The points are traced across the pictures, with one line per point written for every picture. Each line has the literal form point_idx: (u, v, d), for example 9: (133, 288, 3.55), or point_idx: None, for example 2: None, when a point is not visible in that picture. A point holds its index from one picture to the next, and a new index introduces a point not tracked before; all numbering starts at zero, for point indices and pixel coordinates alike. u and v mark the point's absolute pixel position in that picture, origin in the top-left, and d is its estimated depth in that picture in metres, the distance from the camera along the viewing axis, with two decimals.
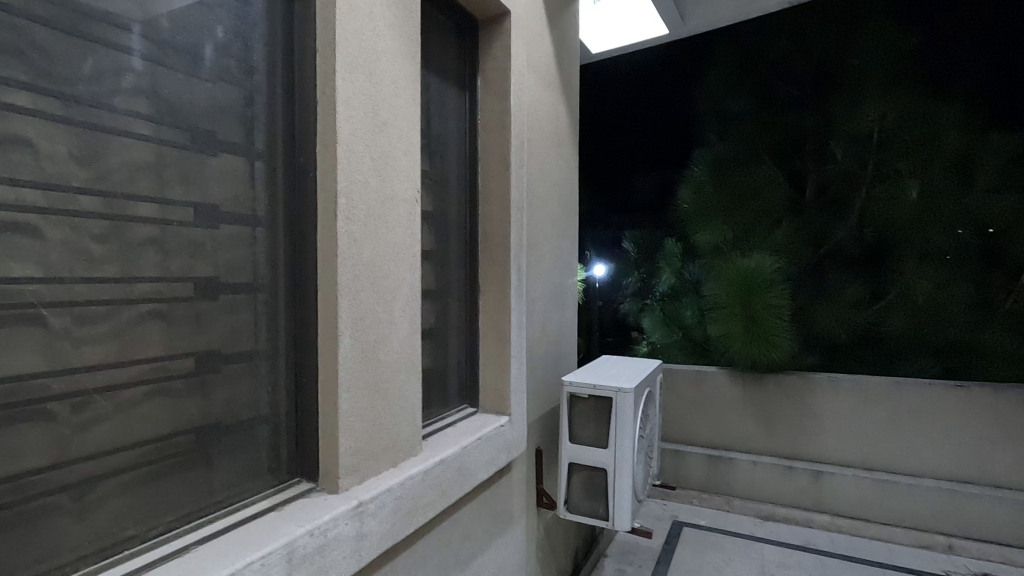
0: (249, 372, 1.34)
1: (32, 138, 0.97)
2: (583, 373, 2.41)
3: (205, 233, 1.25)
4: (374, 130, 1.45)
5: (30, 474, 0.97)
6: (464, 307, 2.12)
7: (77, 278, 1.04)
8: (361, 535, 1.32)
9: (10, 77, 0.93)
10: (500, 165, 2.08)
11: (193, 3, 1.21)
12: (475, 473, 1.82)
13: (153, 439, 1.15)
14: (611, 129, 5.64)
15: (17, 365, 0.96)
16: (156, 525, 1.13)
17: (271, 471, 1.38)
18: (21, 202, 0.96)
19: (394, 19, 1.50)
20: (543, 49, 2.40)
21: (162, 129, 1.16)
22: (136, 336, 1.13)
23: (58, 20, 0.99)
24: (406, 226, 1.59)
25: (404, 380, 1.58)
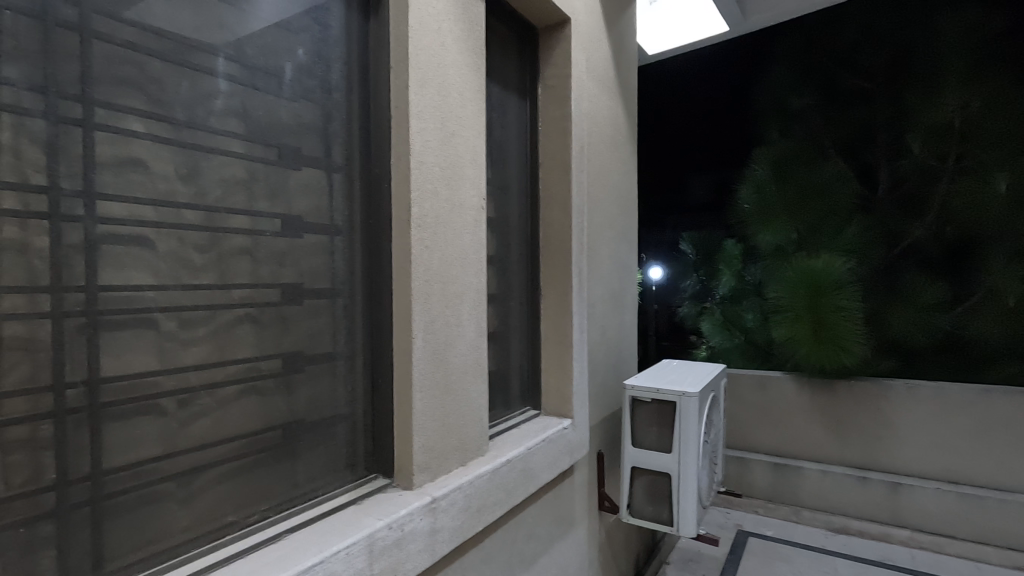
0: (329, 371, 1.42)
1: (145, 159, 1.08)
2: (644, 376, 2.39)
3: (291, 242, 1.34)
4: (443, 141, 1.51)
5: (146, 462, 1.07)
6: (526, 311, 2.16)
7: (184, 286, 1.14)
8: (435, 530, 1.38)
9: (129, 106, 1.05)
10: (561, 170, 2.11)
11: (279, 30, 1.31)
12: (540, 474, 1.85)
13: (246, 433, 1.24)
14: (667, 130, 5.50)
15: (135, 364, 1.07)
16: (252, 512, 1.23)
17: (349, 466, 1.45)
18: (140, 219, 1.07)
19: (460, 33, 1.56)
20: (602, 54, 2.42)
21: (253, 147, 1.26)
22: (232, 338, 1.23)
23: (166, 51, 1.10)
24: (473, 232, 1.63)
25: (471, 382, 1.62)
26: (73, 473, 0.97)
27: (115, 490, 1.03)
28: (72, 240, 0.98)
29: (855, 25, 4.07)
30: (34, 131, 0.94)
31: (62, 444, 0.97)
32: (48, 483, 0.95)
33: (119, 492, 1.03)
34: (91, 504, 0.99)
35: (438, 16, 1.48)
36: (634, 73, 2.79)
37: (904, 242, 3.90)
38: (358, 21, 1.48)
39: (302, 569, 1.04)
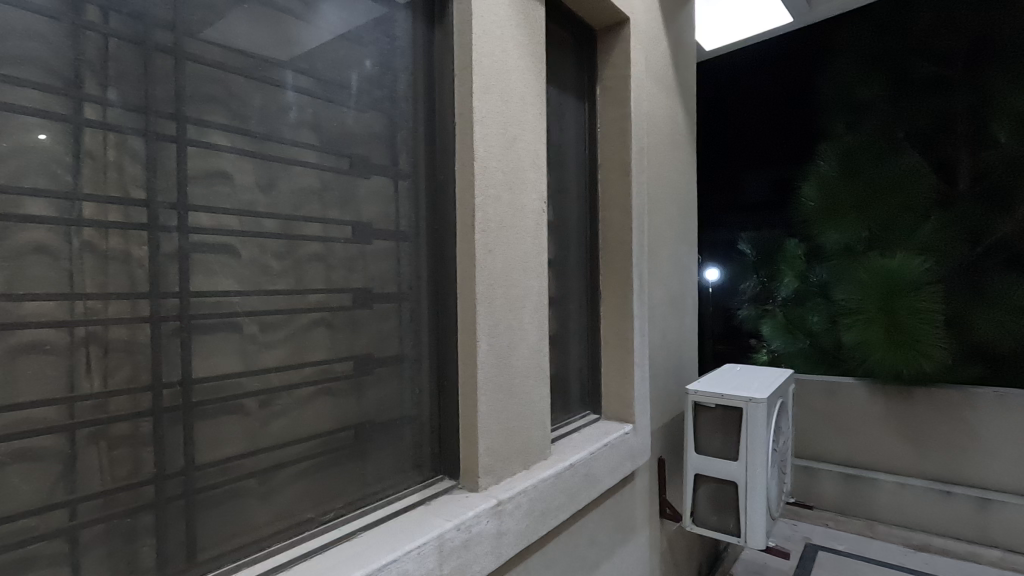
0: (396, 374, 1.46)
1: (229, 171, 1.14)
2: (708, 381, 2.33)
3: (360, 247, 1.38)
4: (505, 146, 1.52)
5: (231, 459, 1.13)
6: (585, 314, 2.14)
7: (264, 291, 1.20)
8: (501, 533, 1.38)
9: (214, 121, 1.11)
10: (621, 172, 2.08)
11: (348, 42, 1.36)
12: (602, 479, 1.83)
13: (320, 433, 1.29)
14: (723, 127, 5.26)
15: (221, 365, 1.13)
16: (328, 510, 1.27)
17: (416, 467, 1.48)
18: (225, 228, 1.13)
19: (522, 39, 1.57)
20: (661, 52, 2.38)
21: (324, 156, 1.31)
22: (307, 342, 1.28)
23: (249, 68, 1.16)
24: (534, 236, 1.63)
25: (534, 385, 1.63)
26: (169, 468, 1.04)
27: (206, 484, 1.09)
28: (167, 249, 1.05)
29: (931, 9, 3.83)
30: (134, 149, 1.01)
31: (159, 440, 1.03)
32: (147, 476, 1.02)
33: (209, 487, 1.09)
34: (184, 497, 1.05)
35: (501, 23, 1.50)
36: (692, 71, 2.73)
37: (987, 240, 3.61)
38: (424, 30, 1.51)
39: (378, 567, 1.07)
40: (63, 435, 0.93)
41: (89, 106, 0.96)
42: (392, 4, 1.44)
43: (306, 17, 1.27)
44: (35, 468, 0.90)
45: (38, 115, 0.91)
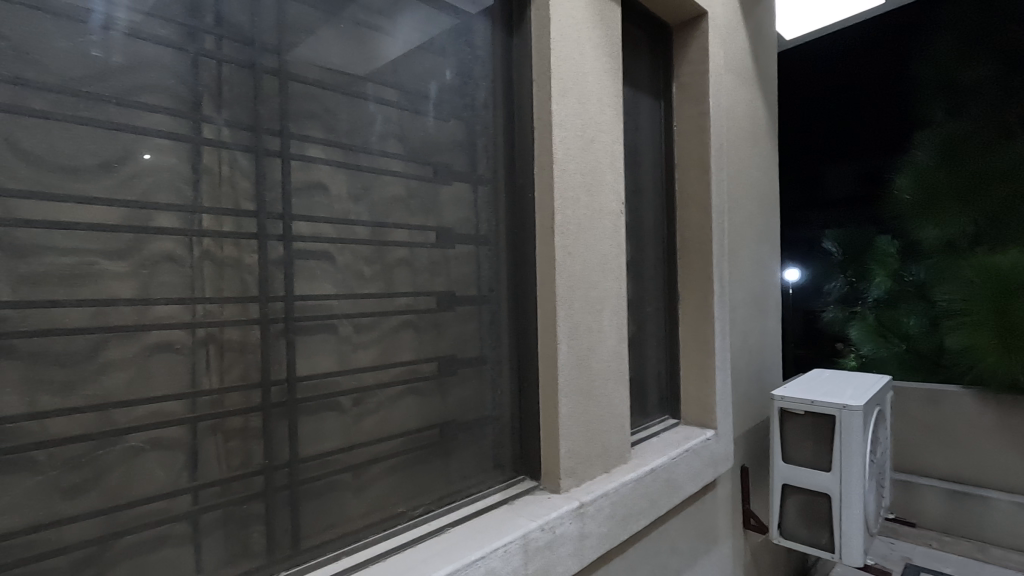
0: (477, 375, 1.49)
1: (325, 182, 1.21)
2: (795, 387, 2.21)
3: (443, 252, 1.43)
4: (583, 148, 1.52)
5: (330, 454, 1.20)
6: (662, 316, 2.10)
7: (357, 295, 1.26)
8: (583, 535, 1.38)
9: (313, 135, 1.19)
10: (700, 170, 2.02)
11: (429, 54, 1.41)
12: (683, 486, 1.79)
13: (408, 431, 1.35)
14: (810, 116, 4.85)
15: (320, 364, 1.20)
16: (417, 505, 1.32)
17: (497, 467, 1.50)
18: (323, 235, 1.20)
19: (598, 40, 1.57)
20: (739, 44, 2.30)
21: (408, 165, 1.36)
22: (395, 343, 1.34)
23: (339, 84, 1.23)
24: (613, 237, 1.61)
25: (614, 389, 1.61)
26: (276, 460, 1.12)
27: (308, 476, 1.16)
28: (273, 256, 1.13)
29: None
30: (245, 165, 1.09)
31: (267, 433, 1.11)
32: (257, 467, 1.10)
33: (311, 479, 1.17)
34: (289, 487, 1.13)
35: (578, 26, 1.50)
36: (773, 64, 2.61)
37: None
38: (503, 38, 1.54)
39: (467, 562, 1.09)
40: (185, 427, 1.02)
41: (206, 127, 1.05)
42: (470, 15, 1.47)
43: (392, 34, 1.34)
44: (163, 457, 0.99)
45: (163, 137, 1.00)
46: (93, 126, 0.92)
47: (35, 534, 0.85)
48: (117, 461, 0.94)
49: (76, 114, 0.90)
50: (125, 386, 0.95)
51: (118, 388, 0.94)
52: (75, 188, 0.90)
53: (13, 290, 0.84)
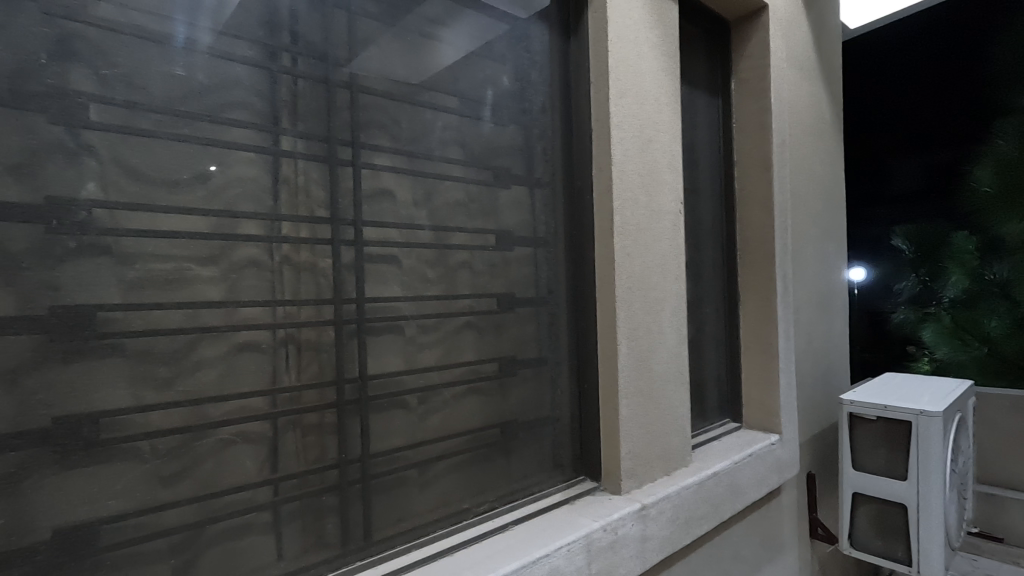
0: (536, 376, 1.50)
1: (393, 189, 1.26)
2: (865, 392, 2.12)
3: (503, 255, 1.46)
4: (642, 148, 1.51)
5: (398, 450, 1.25)
6: (721, 318, 2.05)
7: (422, 297, 1.31)
8: (645, 538, 1.37)
9: (381, 144, 1.25)
10: (761, 167, 1.97)
11: (488, 60, 1.44)
12: (746, 491, 1.74)
13: (470, 430, 1.38)
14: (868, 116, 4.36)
15: (389, 364, 1.25)
16: (482, 502, 1.35)
17: (557, 467, 1.51)
18: (391, 240, 1.26)
19: (656, 39, 1.56)
20: (802, 36, 2.22)
21: (468, 171, 1.40)
22: (458, 344, 1.37)
23: (402, 94, 1.28)
24: (672, 237, 1.60)
25: (674, 392, 1.59)
26: (349, 454, 1.18)
27: (378, 471, 1.21)
28: (346, 260, 1.19)
29: None
30: (320, 174, 1.16)
31: (341, 429, 1.17)
32: (333, 461, 1.15)
33: (381, 474, 1.22)
34: (361, 481, 1.19)
35: (635, 27, 1.50)
36: (838, 55, 2.50)
37: None
38: (561, 42, 1.55)
39: (532, 559, 1.11)
40: (268, 422, 1.08)
41: (284, 139, 1.11)
42: (521, 20, 1.48)
43: (453, 44, 1.38)
44: (249, 449, 1.05)
45: (248, 150, 1.07)
46: (187, 142, 0.99)
47: (142, 517, 0.92)
48: (209, 452, 1.01)
49: (173, 131, 0.97)
50: (216, 382, 1.02)
51: (211, 384, 1.01)
52: (172, 199, 0.97)
53: (123, 294, 0.92)
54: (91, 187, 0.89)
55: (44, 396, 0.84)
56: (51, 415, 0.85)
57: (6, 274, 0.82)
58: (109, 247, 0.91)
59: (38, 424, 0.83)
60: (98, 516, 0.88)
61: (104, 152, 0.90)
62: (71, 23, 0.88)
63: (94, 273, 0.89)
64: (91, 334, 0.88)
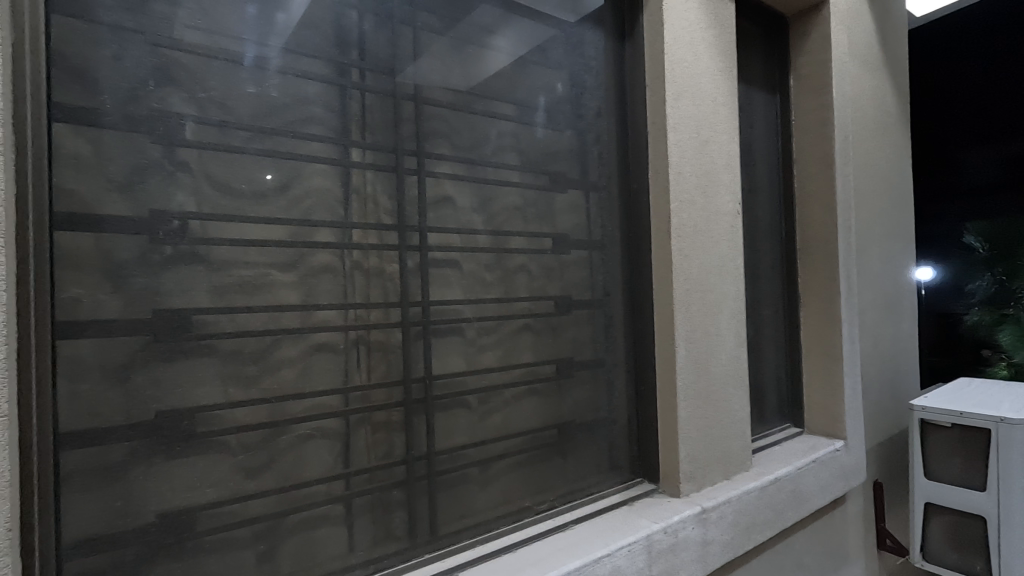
0: (592, 379, 1.51)
1: (454, 196, 1.31)
2: (938, 398, 2.02)
3: (559, 258, 1.48)
4: (698, 149, 1.50)
5: (461, 448, 1.29)
6: (780, 321, 2.00)
7: (481, 300, 1.35)
8: (706, 541, 1.36)
9: (442, 153, 1.29)
10: (822, 166, 1.92)
11: (542, 67, 1.46)
12: (810, 498, 1.69)
13: (529, 430, 1.41)
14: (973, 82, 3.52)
15: (451, 364, 1.29)
16: (541, 501, 1.38)
17: (614, 468, 1.52)
18: (453, 244, 1.30)
19: (712, 40, 1.55)
20: (865, 28, 2.14)
21: (525, 176, 1.43)
22: (516, 346, 1.40)
23: (461, 103, 1.33)
24: (730, 238, 1.58)
25: (733, 395, 1.57)
26: (415, 451, 1.23)
27: (443, 467, 1.26)
28: (411, 265, 1.24)
29: None
30: (388, 183, 1.21)
31: (407, 426, 1.22)
32: (400, 458, 1.20)
33: (445, 471, 1.26)
34: (427, 477, 1.23)
35: (691, 28, 1.50)
36: (904, 45, 2.40)
37: None
38: (614, 47, 1.56)
39: (593, 558, 1.12)
40: (340, 419, 1.14)
41: (354, 150, 1.17)
42: (573, 26, 1.50)
43: (510, 52, 1.41)
44: (325, 444, 1.12)
45: (322, 162, 1.13)
46: (269, 156, 1.06)
47: (233, 505, 1.00)
48: (290, 447, 1.07)
49: (258, 147, 1.05)
50: (295, 380, 1.08)
51: (291, 382, 1.08)
52: (258, 210, 1.05)
53: (213, 299, 0.99)
54: (187, 201, 0.97)
55: (149, 391, 0.92)
56: (155, 409, 0.93)
57: (118, 281, 0.90)
58: (202, 255, 0.98)
59: (147, 417, 0.92)
60: (197, 503, 0.96)
61: (198, 168, 0.98)
62: (170, 51, 0.96)
63: (190, 280, 0.97)
64: (189, 335, 0.97)
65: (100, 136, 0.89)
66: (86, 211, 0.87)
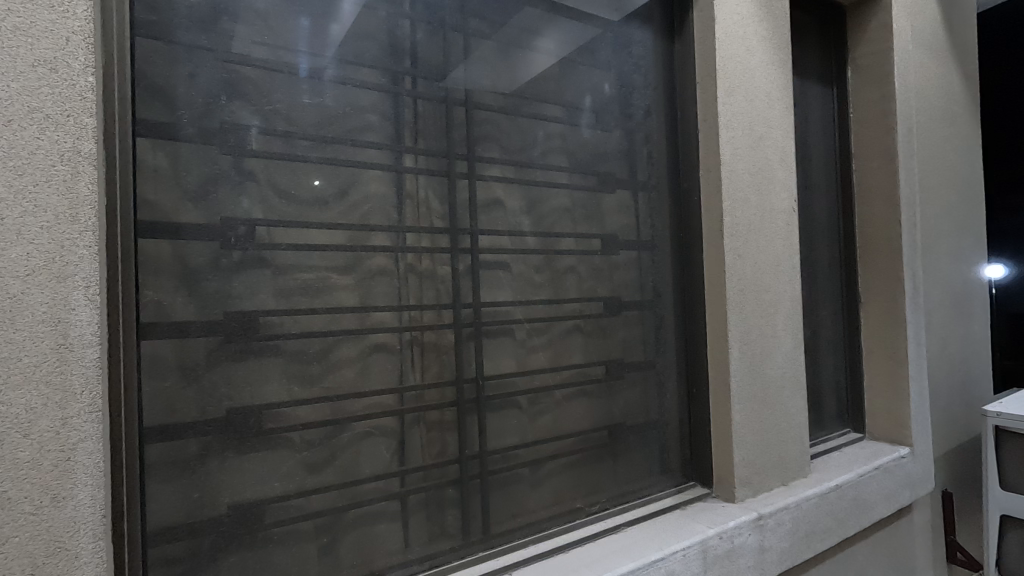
0: (643, 380, 1.50)
1: (503, 199, 1.33)
2: (1015, 403, 1.89)
3: (608, 260, 1.47)
4: (752, 146, 1.47)
5: (512, 448, 1.31)
6: (839, 320, 1.92)
7: (530, 302, 1.35)
8: (764, 549, 1.33)
9: (492, 156, 1.31)
10: (883, 160, 1.84)
11: (590, 67, 1.46)
12: (873, 507, 1.62)
13: (578, 432, 1.40)
14: None
15: (502, 365, 1.31)
16: (592, 502, 1.37)
17: (666, 471, 1.49)
18: (502, 246, 1.32)
19: (765, 33, 1.51)
20: (929, 13, 2.04)
21: (573, 177, 1.43)
22: (565, 347, 1.40)
23: (511, 106, 1.34)
24: (786, 236, 1.53)
25: (790, 398, 1.52)
26: (469, 450, 1.25)
27: (495, 467, 1.28)
28: (462, 267, 1.26)
29: None
30: (439, 187, 1.24)
31: (460, 425, 1.24)
32: (453, 457, 1.23)
33: (496, 471, 1.28)
34: (480, 476, 1.25)
35: (743, 21, 1.46)
36: (973, 30, 2.27)
37: None
38: (663, 45, 1.55)
39: (648, 562, 1.11)
40: (396, 418, 1.17)
41: (408, 156, 1.20)
42: (621, 25, 1.49)
43: (558, 53, 1.41)
44: (381, 442, 1.15)
45: (377, 168, 1.16)
46: (328, 164, 1.10)
47: (298, 499, 1.04)
48: (348, 445, 1.11)
49: (318, 155, 1.09)
50: (353, 380, 1.12)
51: (349, 381, 1.11)
52: (318, 216, 1.09)
53: (278, 301, 1.04)
54: (254, 208, 1.02)
55: (222, 389, 0.98)
56: (227, 406, 0.98)
57: (193, 285, 0.96)
58: (267, 260, 1.03)
59: (219, 414, 0.97)
60: (265, 497, 1.01)
61: (262, 176, 1.03)
62: (238, 66, 1.01)
63: (256, 285, 1.02)
64: (256, 337, 1.01)
65: (177, 149, 0.95)
66: (166, 219, 0.93)
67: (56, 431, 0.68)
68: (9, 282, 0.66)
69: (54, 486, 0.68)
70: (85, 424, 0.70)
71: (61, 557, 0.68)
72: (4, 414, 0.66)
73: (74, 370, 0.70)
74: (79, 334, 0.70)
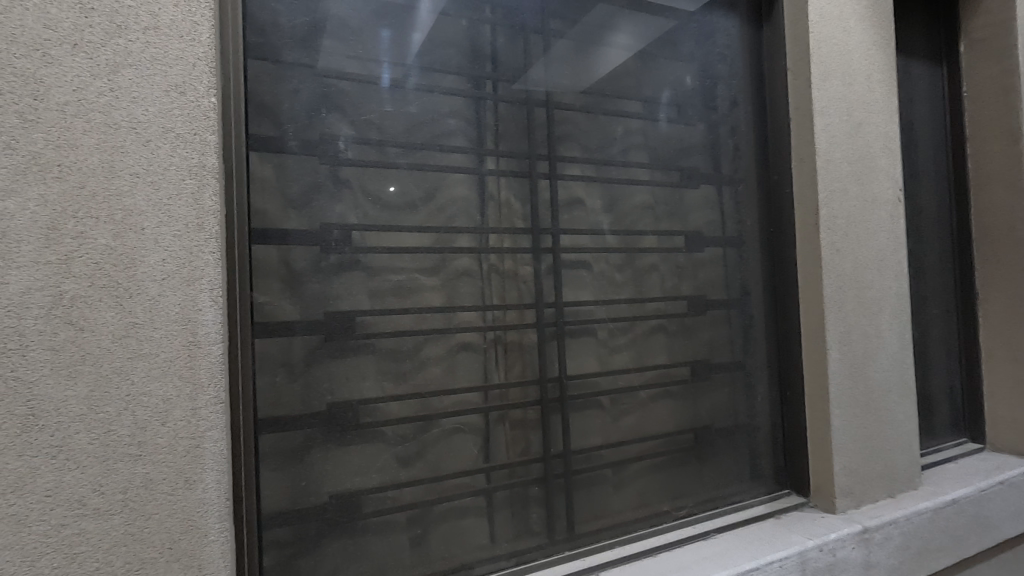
0: (731, 382, 1.44)
1: (583, 197, 1.32)
2: None
3: (693, 257, 1.43)
4: (851, 133, 1.37)
5: (595, 449, 1.30)
6: (953, 320, 1.75)
7: (612, 301, 1.34)
8: (870, 564, 1.24)
9: (571, 155, 1.31)
10: (1005, 142, 1.66)
11: (672, 59, 1.42)
12: (998, 526, 1.47)
13: (663, 434, 1.37)
14: None
15: (585, 365, 1.30)
16: (680, 507, 1.34)
17: (757, 478, 1.43)
18: (583, 246, 1.31)
19: (864, 12, 1.41)
20: None
21: (654, 173, 1.40)
22: (648, 347, 1.38)
23: (592, 104, 1.33)
24: (890, 229, 1.42)
25: (897, 404, 1.41)
26: (553, 449, 1.25)
27: (579, 467, 1.28)
28: (544, 267, 1.27)
29: None
30: (521, 188, 1.25)
31: (544, 425, 1.25)
32: (537, 456, 1.24)
33: (579, 471, 1.28)
34: (564, 475, 1.26)
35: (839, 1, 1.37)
36: None
37: None
38: (750, 33, 1.48)
39: (742, 570, 1.07)
40: (482, 415, 1.19)
41: (489, 158, 1.22)
42: (704, 15, 1.44)
43: (638, 48, 1.39)
44: (467, 439, 1.17)
45: (461, 171, 1.19)
46: (415, 169, 1.14)
47: (391, 491, 1.09)
48: (436, 440, 1.14)
49: (406, 160, 1.13)
50: (440, 377, 1.15)
51: (437, 379, 1.15)
52: (407, 220, 1.13)
53: (372, 302, 1.09)
54: (349, 214, 1.08)
55: (324, 385, 1.04)
56: (328, 401, 1.04)
57: (296, 287, 1.02)
58: (361, 263, 1.09)
59: (320, 408, 1.03)
60: (361, 487, 1.06)
61: (356, 184, 1.09)
62: (334, 80, 1.07)
63: (351, 286, 1.07)
64: (352, 336, 1.07)
65: (282, 161, 1.02)
66: (273, 227, 1.01)
67: (187, 420, 0.76)
68: (149, 286, 0.74)
69: (187, 469, 0.75)
70: (211, 414, 0.77)
71: (193, 533, 0.76)
72: (145, 403, 0.73)
73: (201, 365, 0.77)
74: (205, 333, 0.77)
